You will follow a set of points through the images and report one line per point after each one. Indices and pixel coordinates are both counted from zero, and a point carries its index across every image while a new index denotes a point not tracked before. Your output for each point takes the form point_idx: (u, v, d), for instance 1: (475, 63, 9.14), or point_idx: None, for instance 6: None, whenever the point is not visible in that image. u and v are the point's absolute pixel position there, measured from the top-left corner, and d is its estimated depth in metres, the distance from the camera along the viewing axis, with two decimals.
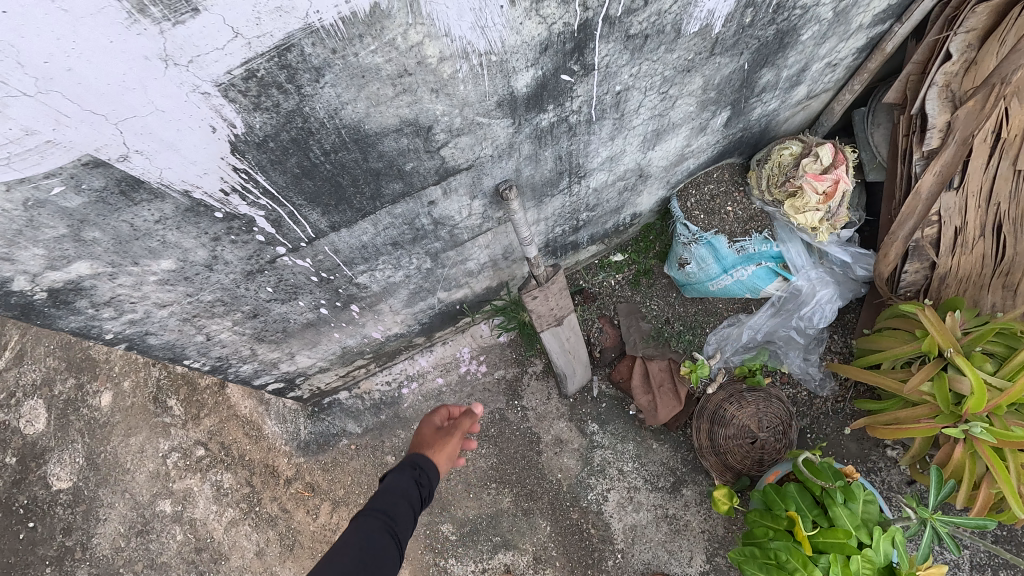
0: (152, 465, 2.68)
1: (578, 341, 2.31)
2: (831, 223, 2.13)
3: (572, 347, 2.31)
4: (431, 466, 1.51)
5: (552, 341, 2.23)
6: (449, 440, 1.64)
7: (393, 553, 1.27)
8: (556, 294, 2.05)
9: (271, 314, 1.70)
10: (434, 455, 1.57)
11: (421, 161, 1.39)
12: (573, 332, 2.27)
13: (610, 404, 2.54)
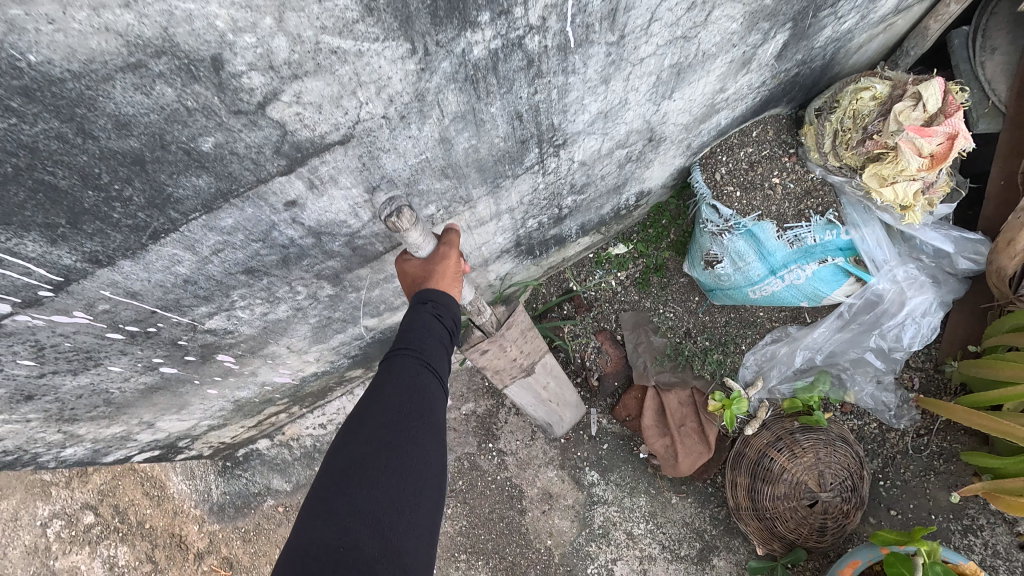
0: (30, 538, 2.09)
1: (559, 384, 1.81)
2: (927, 196, 1.47)
3: (552, 392, 1.81)
4: (445, 304, 1.02)
5: (522, 389, 1.76)
6: (450, 268, 1.06)
7: (439, 392, 0.91)
8: (515, 342, 1.62)
9: (62, 390, 1.06)
10: (441, 286, 1.04)
11: (233, 133, 0.71)
12: (551, 373, 1.78)
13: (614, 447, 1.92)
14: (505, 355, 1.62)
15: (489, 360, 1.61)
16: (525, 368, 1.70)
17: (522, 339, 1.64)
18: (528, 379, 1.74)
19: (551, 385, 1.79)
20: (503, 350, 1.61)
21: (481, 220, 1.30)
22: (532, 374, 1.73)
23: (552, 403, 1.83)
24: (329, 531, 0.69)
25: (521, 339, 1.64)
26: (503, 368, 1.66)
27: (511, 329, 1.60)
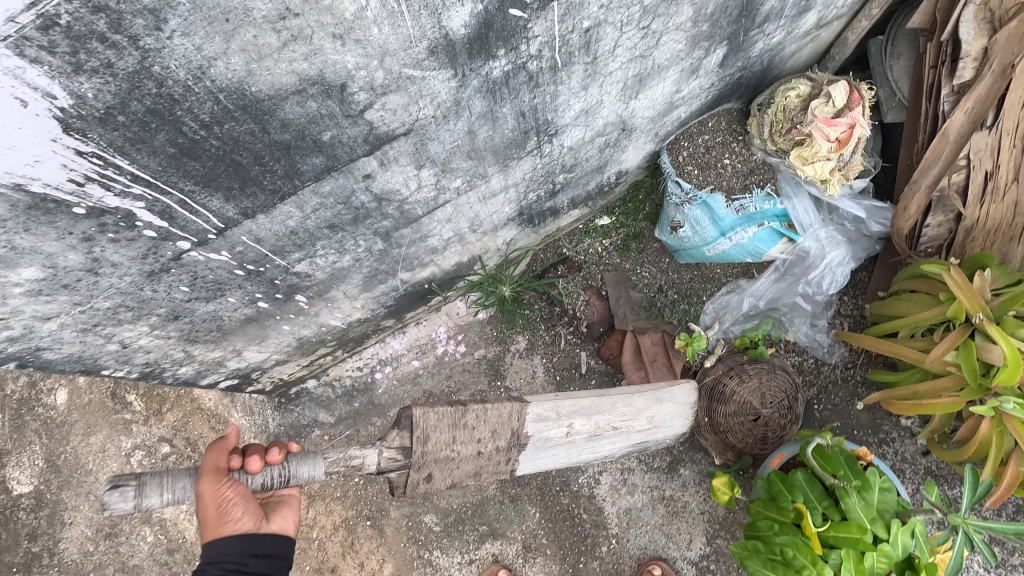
0: (116, 465, 2.52)
1: (586, 418, 1.79)
2: (843, 171, 1.86)
3: (592, 429, 1.79)
4: (211, 550, 1.19)
5: (559, 449, 1.78)
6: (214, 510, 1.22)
7: None
8: (465, 443, 1.64)
9: (196, 314, 1.47)
10: (209, 531, 1.22)
11: (343, 130, 1.12)
12: (564, 415, 1.77)
13: (681, 416, 1.98)
14: (456, 470, 1.64)
15: (446, 477, 1.63)
16: (516, 442, 1.70)
17: (473, 430, 1.64)
18: (547, 443, 1.74)
19: (574, 425, 1.77)
20: (450, 456, 1.60)
21: (492, 192, 1.71)
22: (544, 434, 1.73)
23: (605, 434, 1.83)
24: None
25: (463, 440, 1.63)
26: (480, 466, 1.67)
27: (434, 447, 1.58)
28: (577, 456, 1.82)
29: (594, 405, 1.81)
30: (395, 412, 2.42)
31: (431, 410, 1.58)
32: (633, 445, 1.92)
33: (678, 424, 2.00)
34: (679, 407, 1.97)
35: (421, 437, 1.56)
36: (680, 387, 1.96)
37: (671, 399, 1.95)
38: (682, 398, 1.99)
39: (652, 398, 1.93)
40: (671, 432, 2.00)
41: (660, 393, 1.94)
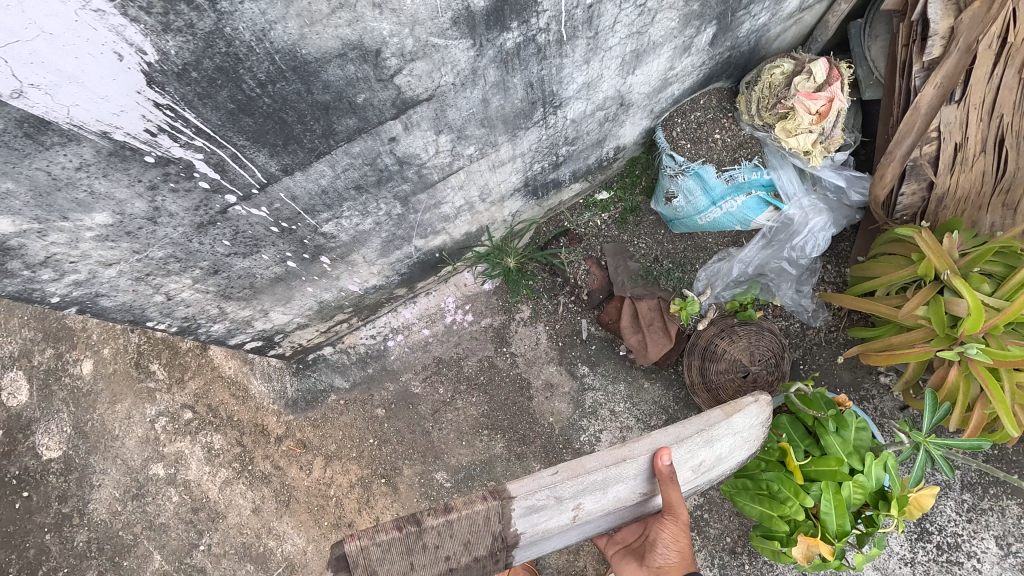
0: (141, 430, 2.65)
1: (599, 495, 1.40)
2: (824, 145, 2.01)
3: (608, 505, 1.40)
4: None
5: (570, 531, 1.43)
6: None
7: None
8: (429, 567, 1.32)
9: (233, 269, 1.61)
10: None
11: (375, 93, 1.26)
12: (565, 499, 1.38)
13: (743, 446, 1.54)
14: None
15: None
16: (501, 545, 1.36)
17: (433, 551, 1.32)
18: (551, 535, 1.37)
19: (582, 507, 1.38)
20: None
21: (501, 161, 1.86)
22: (542, 527, 1.36)
23: (627, 506, 1.43)
24: None
25: (426, 564, 1.32)
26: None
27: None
28: (599, 528, 1.48)
29: (606, 474, 1.41)
30: (407, 377, 2.56)
31: (373, 543, 1.28)
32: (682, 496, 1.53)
33: (744, 452, 1.55)
34: (736, 440, 1.52)
35: (366, 574, 1.27)
36: (733, 412, 1.53)
37: (723, 432, 1.51)
38: (741, 426, 1.53)
39: (697, 441, 1.49)
40: (737, 466, 1.56)
41: (705, 432, 1.49)
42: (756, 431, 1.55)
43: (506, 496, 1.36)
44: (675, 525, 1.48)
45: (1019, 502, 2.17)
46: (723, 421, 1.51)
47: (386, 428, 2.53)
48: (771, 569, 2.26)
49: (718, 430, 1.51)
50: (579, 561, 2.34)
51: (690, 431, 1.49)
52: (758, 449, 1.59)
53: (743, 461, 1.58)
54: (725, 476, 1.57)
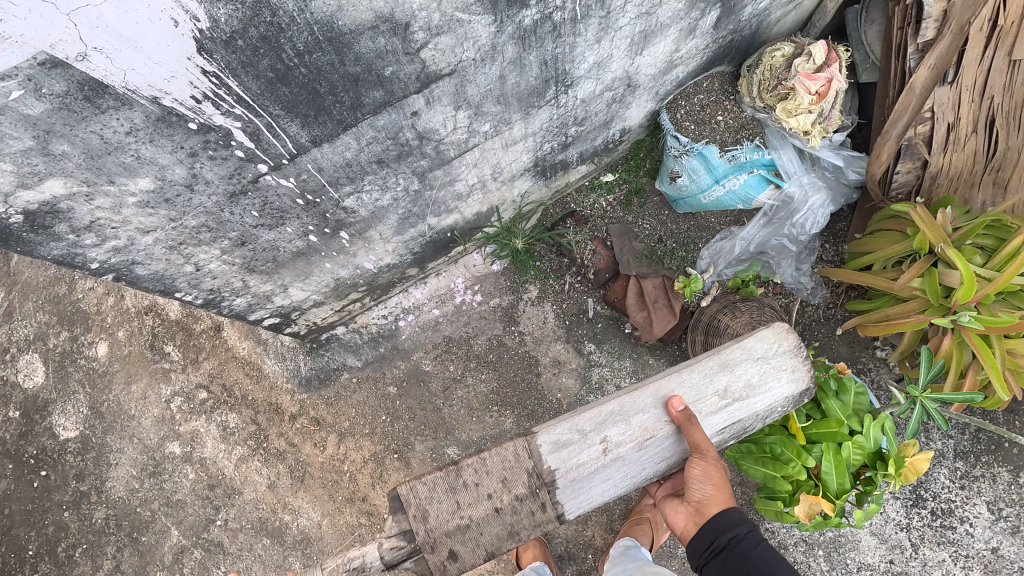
0: (157, 410, 2.70)
1: (620, 426, 1.60)
2: (822, 125, 2.10)
3: (631, 436, 1.59)
4: None
5: (613, 469, 1.59)
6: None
7: None
8: (473, 505, 1.54)
9: (259, 242, 1.67)
10: None
11: (401, 66, 1.32)
12: (587, 433, 1.60)
13: (776, 372, 1.64)
14: (482, 536, 1.54)
15: (475, 550, 1.53)
16: (536, 482, 1.56)
17: (474, 490, 1.55)
18: (583, 466, 1.57)
19: (604, 437, 1.59)
20: (461, 525, 1.53)
21: (513, 140, 1.92)
22: (569, 459, 1.58)
23: (653, 437, 1.59)
24: None
25: (469, 504, 1.54)
26: (510, 525, 1.55)
27: (438, 520, 1.52)
28: (638, 469, 1.61)
29: (624, 407, 1.62)
30: (418, 356, 2.62)
31: (419, 484, 1.54)
32: (732, 429, 1.62)
33: (784, 379, 1.64)
34: (762, 365, 1.64)
35: (417, 513, 1.52)
36: (752, 339, 1.67)
37: (743, 357, 1.65)
38: (766, 350, 1.65)
39: (716, 369, 1.65)
40: (782, 396, 1.63)
41: (722, 359, 1.65)
42: (784, 353, 1.66)
43: (532, 434, 1.59)
44: (704, 462, 1.50)
45: (1010, 469, 2.26)
46: (737, 346, 1.66)
47: (398, 405, 2.60)
48: (773, 536, 2.34)
49: (735, 357, 1.65)
50: (587, 531, 2.41)
51: (705, 361, 1.66)
52: (806, 377, 1.64)
53: (790, 391, 1.64)
54: (775, 410, 1.63)
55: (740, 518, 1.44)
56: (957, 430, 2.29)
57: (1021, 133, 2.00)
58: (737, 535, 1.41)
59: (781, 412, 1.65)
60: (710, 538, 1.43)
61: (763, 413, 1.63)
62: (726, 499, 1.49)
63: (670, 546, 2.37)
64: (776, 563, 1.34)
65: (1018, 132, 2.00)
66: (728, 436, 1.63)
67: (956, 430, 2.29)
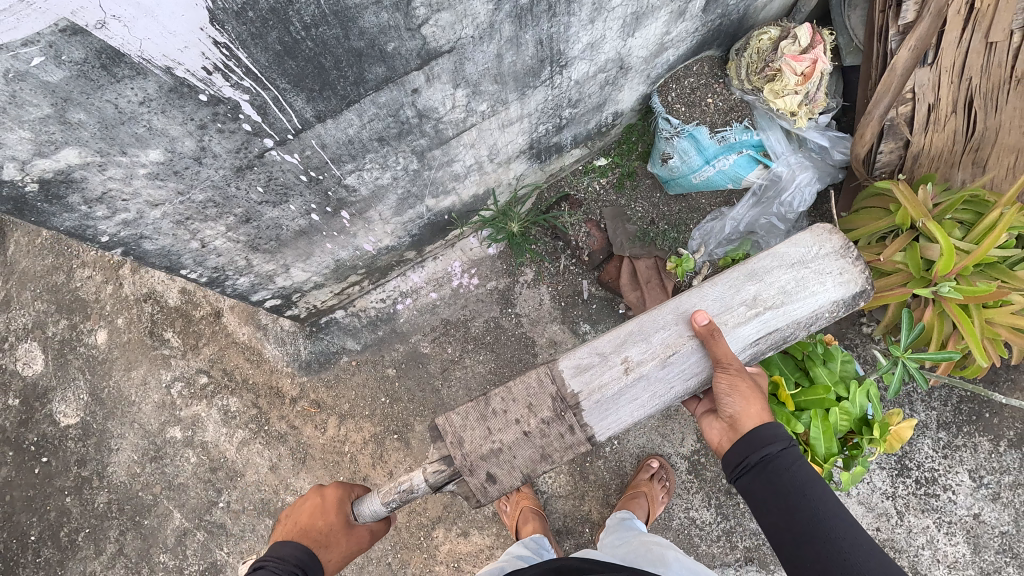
0: (157, 396, 2.72)
1: (643, 345, 1.70)
2: (808, 107, 2.16)
3: (654, 353, 1.68)
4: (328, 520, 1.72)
5: (642, 386, 1.69)
6: (314, 503, 1.73)
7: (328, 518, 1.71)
8: (504, 430, 1.68)
9: (263, 219, 1.71)
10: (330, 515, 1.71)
11: (403, 42, 1.36)
12: (609, 356, 1.71)
13: (812, 277, 1.70)
14: (515, 459, 1.68)
15: (510, 472, 1.69)
16: (561, 406, 1.68)
17: (503, 417, 1.69)
18: (607, 386, 1.67)
19: (627, 358, 1.70)
20: (494, 448, 1.67)
21: (510, 120, 1.97)
22: (592, 381, 1.69)
23: (677, 352, 1.68)
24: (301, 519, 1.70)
25: (501, 428, 1.68)
26: (542, 448, 1.68)
27: (473, 446, 1.68)
28: (667, 386, 1.69)
29: (647, 328, 1.72)
30: (416, 338, 2.67)
31: (453, 416, 1.71)
32: (768, 337, 1.69)
33: (821, 283, 1.70)
34: (794, 271, 1.71)
35: (454, 440, 1.68)
36: (785, 247, 1.74)
37: (773, 266, 1.72)
38: (802, 254, 1.72)
39: (742, 281, 1.73)
40: (817, 302, 1.69)
41: (750, 271, 1.73)
42: (816, 258, 1.72)
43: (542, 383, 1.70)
44: (729, 373, 1.57)
45: (990, 438, 2.34)
46: (764, 255, 1.75)
47: (397, 386, 2.64)
48: None
49: (762, 267, 1.73)
50: (584, 505, 2.48)
51: (730, 276, 1.75)
52: (858, 277, 1.70)
53: (830, 294, 1.69)
54: (811, 315, 1.69)
55: (773, 435, 1.44)
56: (940, 402, 2.37)
57: (998, 113, 2.07)
58: (769, 455, 1.42)
59: (823, 318, 1.70)
60: (742, 456, 1.45)
61: (802, 318, 1.69)
62: (758, 413, 1.51)
63: (665, 518, 2.44)
64: (809, 482, 1.38)
65: (995, 112, 2.08)
66: (763, 346, 1.70)
67: (940, 401, 2.37)
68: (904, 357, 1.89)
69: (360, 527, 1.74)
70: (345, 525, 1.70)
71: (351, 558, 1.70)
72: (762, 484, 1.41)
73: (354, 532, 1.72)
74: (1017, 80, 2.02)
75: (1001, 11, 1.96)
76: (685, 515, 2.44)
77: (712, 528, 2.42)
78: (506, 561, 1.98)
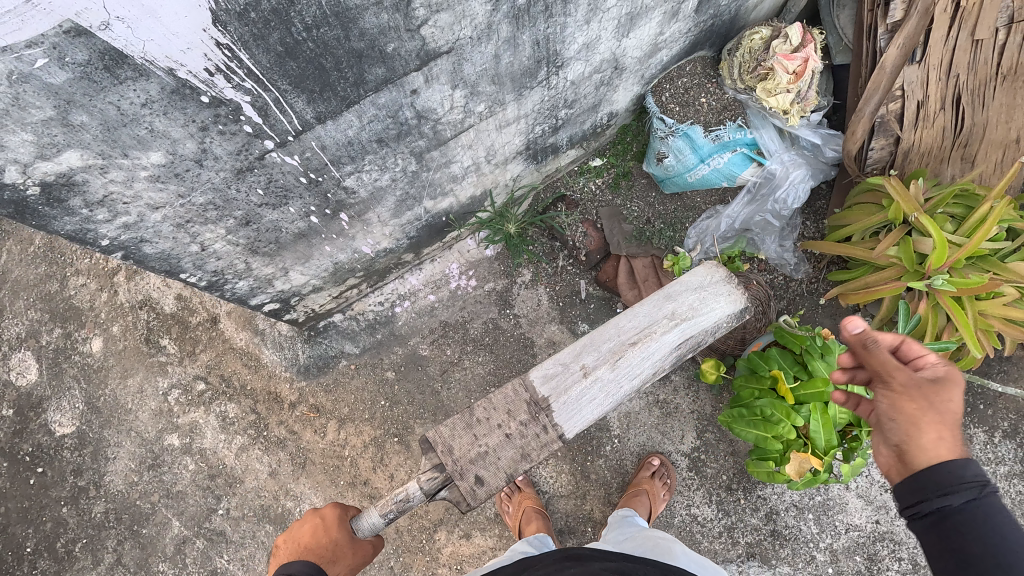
0: (154, 403, 2.70)
1: (596, 352, 1.75)
2: (800, 105, 2.19)
3: (606, 357, 1.74)
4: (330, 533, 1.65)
5: (597, 392, 1.72)
6: (313, 523, 1.66)
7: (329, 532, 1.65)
8: (488, 434, 1.69)
9: (263, 222, 1.71)
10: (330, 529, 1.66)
11: (402, 42, 1.37)
12: (569, 363, 1.75)
13: (713, 295, 1.80)
14: (500, 460, 1.68)
15: (498, 475, 1.67)
16: (536, 408, 1.71)
17: (486, 423, 1.70)
18: (567, 392, 1.71)
19: (584, 363, 1.74)
20: (482, 451, 1.68)
21: (507, 121, 1.99)
22: (560, 387, 1.72)
23: (623, 356, 1.73)
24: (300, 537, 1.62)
25: (485, 433, 1.69)
26: (522, 448, 1.68)
27: (463, 451, 1.68)
28: (618, 387, 1.73)
29: (595, 338, 1.78)
30: (415, 341, 2.66)
31: (442, 426, 1.70)
32: (687, 344, 1.77)
33: (722, 298, 1.80)
34: (698, 290, 1.81)
35: (443, 448, 1.68)
36: (687, 274, 1.86)
37: (681, 288, 1.82)
38: (700, 279, 1.83)
39: (661, 299, 1.82)
40: (723, 312, 1.79)
41: (665, 290, 1.83)
42: (714, 280, 1.83)
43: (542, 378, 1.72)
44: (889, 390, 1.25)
45: (985, 429, 2.37)
46: (676, 280, 1.84)
47: (396, 389, 2.63)
48: (765, 502, 2.42)
49: (676, 288, 1.83)
50: (585, 505, 2.49)
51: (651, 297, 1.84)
52: (743, 296, 1.81)
53: (728, 308, 1.80)
54: (717, 325, 1.79)
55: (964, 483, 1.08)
56: None
57: (985, 109, 2.12)
58: (949, 508, 1.08)
59: (724, 327, 1.81)
60: (915, 500, 1.12)
61: (712, 327, 1.79)
62: (947, 453, 1.13)
63: (667, 516, 2.45)
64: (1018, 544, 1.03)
65: (982, 109, 2.13)
66: (685, 353, 1.79)
67: None
68: None
69: (361, 542, 1.69)
70: (349, 540, 1.66)
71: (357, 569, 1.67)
72: (935, 542, 1.08)
73: (357, 546, 1.68)
74: (1002, 78, 2.09)
75: (986, 10, 2.02)
76: (686, 512, 2.45)
77: (714, 524, 2.43)
78: (513, 555, 1.97)
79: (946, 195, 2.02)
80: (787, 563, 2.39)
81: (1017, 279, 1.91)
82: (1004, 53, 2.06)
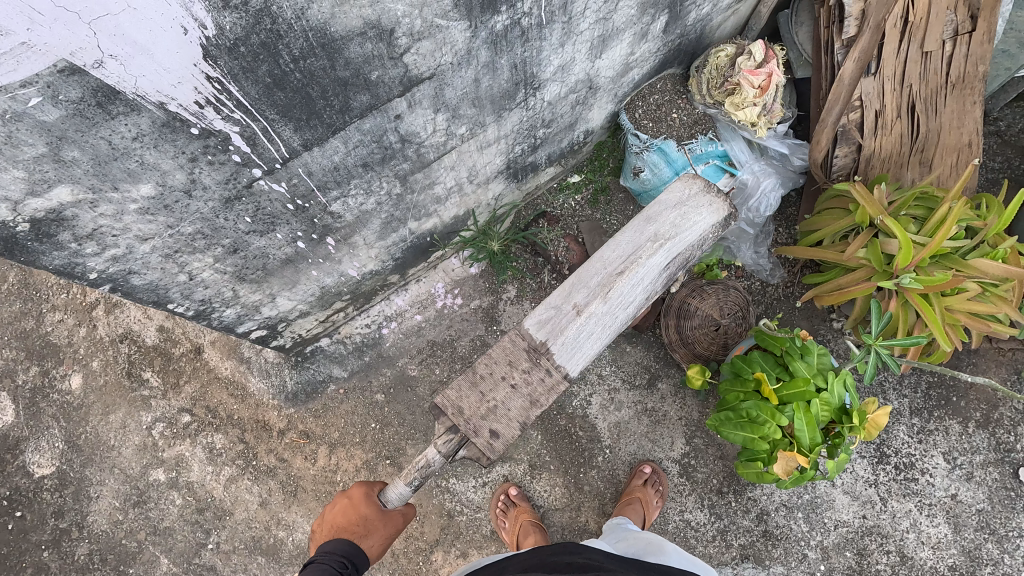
0: (138, 438, 2.65)
1: (584, 288, 1.74)
2: (767, 117, 2.28)
3: (596, 292, 1.72)
4: (358, 512, 1.79)
5: (595, 324, 1.72)
6: (344, 502, 1.82)
7: (356, 508, 1.79)
8: (495, 389, 1.70)
9: (250, 249, 1.73)
10: (357, 507, 1.79)
11: (386, 70, 1.41)
12: (561, 305, 1.74)
13: (693, 208, 1.80)
14: (510, 411, 1.69)
15: (510, 426, 1.69)
16: (536, 354, 1.72)
17: (491, 377, 1.71)
18: (565, 331, 1.71)
19: (576, 302, 1.73)
20: (492, 407, 1.69)
21: (487, 142, 2.04)
22: (555, 330, 1.71)
23: (614, 286, 1.72)
24: (336, 515, 1.80)
25: (491, 388, 1.70)
26: (530, 395, 1.70)
27: (472, 410, 1.68)
28: (613, 315, 1.75)
29: (583, 274, 1.76)
30: (403, 362, 2.67)
31: (448, 390, 1.70)
32: (675, 260, 1.79)
33: (702, 211, 1.80)
34: (678, 207, 1.80)
35: (454, 410, 1.68)
36: (665, 191, 1.84)
37: (661, 207, 1.80)
38: (679, 194, 1.82)
39: (642, 223, 1.80)
40: (705, 224, 1.79)
41: (645, 213, 1.81)
42: (692, 196, 1.81)
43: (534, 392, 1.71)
44: None
45: (959, 421, 2.46)
46: (653, 200, 1.82)
47: (387, 412, 2.63)
48: (755, 504, 2.46)
49: (656, 209, 1.81)
50: (581, 516, 2.50)
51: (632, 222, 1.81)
52: (724, 203, 1.81)
53: (709, 219, 1.80)
54: (702, 238, 1.79)
55: None
56: (911, 390, 2.49)
57: (938, 115, 2.25)
58: None
59: (709, 238, 1.82)
60: None
61: (698, 240, 1.80)
62: None
63: (661, 522, 2.48)
64: None
65: (935, 115, 2.25)
66: (673, 271, 1.81)
67: (910, 389, 2.49)
68: (876, 344, 1.99)
69: (392, 511, 1.82)
70: (378, 513, 1.79)
71: (392, 538, 1.82)
72: None
73: (388, 516, 1.81)
74: (951, 87, 2.23)
75: (932, 24, 2.18)
76: (680, 518, 2.48)
77: (707, 528, 2.47)
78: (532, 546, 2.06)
79: (909, 196, 2.11)
80: (780, 562, 2.43)
81: (978, 275, 2.01)
82: (951, 62, 2.21)
